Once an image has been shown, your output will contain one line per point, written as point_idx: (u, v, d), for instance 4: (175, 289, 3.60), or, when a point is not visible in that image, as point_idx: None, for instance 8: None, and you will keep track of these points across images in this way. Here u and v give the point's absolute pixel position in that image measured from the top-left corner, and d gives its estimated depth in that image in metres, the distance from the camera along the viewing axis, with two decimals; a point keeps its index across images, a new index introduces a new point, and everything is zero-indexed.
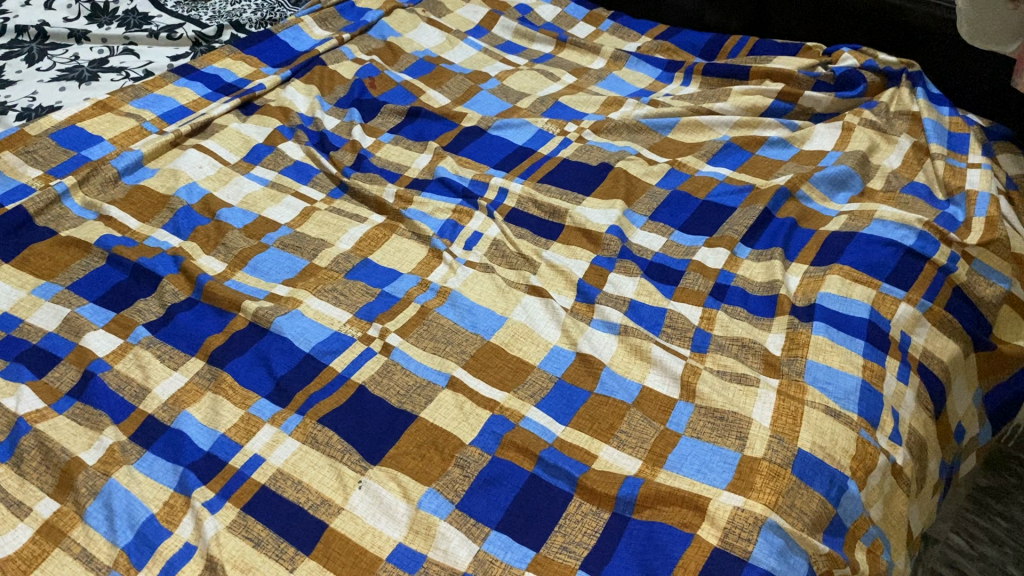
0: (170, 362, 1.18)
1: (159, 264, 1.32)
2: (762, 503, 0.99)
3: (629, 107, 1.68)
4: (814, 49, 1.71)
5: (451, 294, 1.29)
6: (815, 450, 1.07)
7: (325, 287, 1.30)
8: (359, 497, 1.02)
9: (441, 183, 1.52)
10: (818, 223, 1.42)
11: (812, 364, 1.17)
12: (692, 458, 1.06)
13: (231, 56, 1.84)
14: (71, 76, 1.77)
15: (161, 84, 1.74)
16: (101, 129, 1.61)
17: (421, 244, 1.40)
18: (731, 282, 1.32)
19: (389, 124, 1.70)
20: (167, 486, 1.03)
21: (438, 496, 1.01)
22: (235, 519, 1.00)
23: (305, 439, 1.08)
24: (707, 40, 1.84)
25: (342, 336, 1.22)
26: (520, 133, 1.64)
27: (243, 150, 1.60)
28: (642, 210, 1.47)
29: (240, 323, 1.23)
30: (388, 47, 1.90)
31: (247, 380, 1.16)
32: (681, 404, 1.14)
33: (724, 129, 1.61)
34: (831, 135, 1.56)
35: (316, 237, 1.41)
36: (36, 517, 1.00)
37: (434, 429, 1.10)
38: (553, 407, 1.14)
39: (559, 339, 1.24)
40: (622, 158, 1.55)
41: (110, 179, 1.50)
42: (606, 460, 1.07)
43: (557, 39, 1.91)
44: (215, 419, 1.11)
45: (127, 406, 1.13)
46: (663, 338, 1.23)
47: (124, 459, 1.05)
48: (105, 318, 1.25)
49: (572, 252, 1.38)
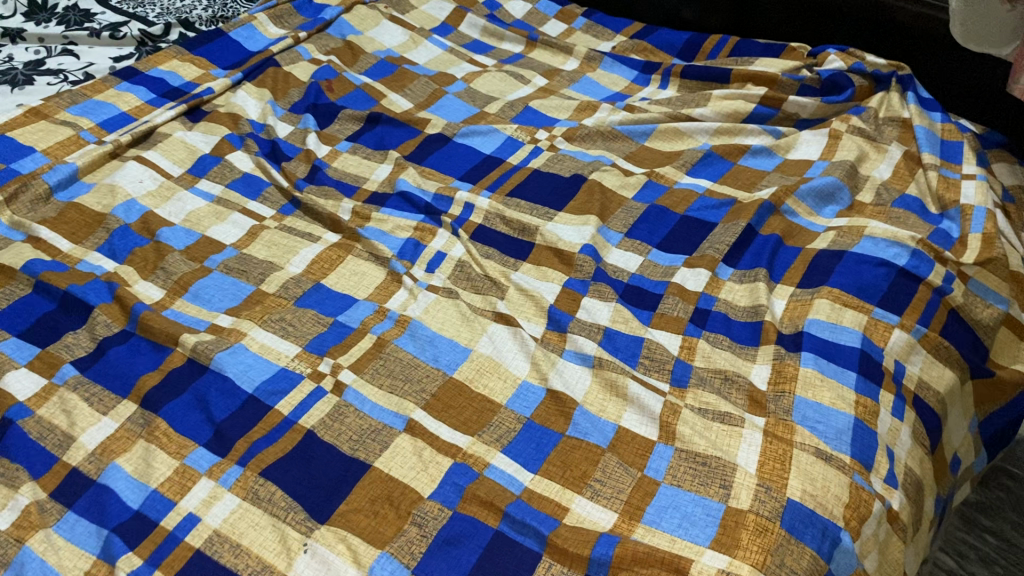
0: (99, 407, 1.07)
1: (90, 292, 1.21)
2: (749, 563, 0.90)
3: (603, 113, 1.58)
4: (798, 50, 1.61)
5: (411, 324, 1.20)
6: (805, 499, 0.98)
7: (272, 316, 1.19)
8: (304, 562, 0.91)
9: (401, 198, 1.42)
10: (804, 240, 1.32)
11: (800, 401, 1.08)
12: (672, 511, 0.97)
13: (178, 57, 1.72)
14: (4, 79, 1.64)
15: (100, 89, 1.62)
16: (33, 139, 1.49)
17: (379, 265, 1.30)
18: (712, 306, 1.22)
19: (347, 131, 1.59)
20: (89, 553, 0.92)
21: (393, 561, 0.92)
22: None
23: (246, 495, 0.97)
24: (685, 40, 1.74)
25: (290, 374, 1.11)
26: (488, 141, 1.54)
27: (187, 161, 1.48)
28: (617, 226, 1.37)
29: (178, 359, 1.12)
30: (347, 47, 1.78)
31: (184, 426, 1.04)
32: (660, 447, 1.04)
33: (703, 137, 1.53)
34: (817, 143, 1.47)
35: (263, 260, 1.30)
36: None
37: (388, 481, 1.00)
38: (519, 453, 1.04)
39: (528, 373, 1.14)
40: (596, 168, 1.45)
41: (40, 196, 1.38)
42: (578, 514, 0.97)
43: (527, 38, 1.80)
44: (146, 471, 0.99)
45: (49, 457, 1.01)
46: (641, 371, 1.13)
47: (42, 523, 0.94)
48: (28, 355, 1.14)
49: (543, 274, 1.29)
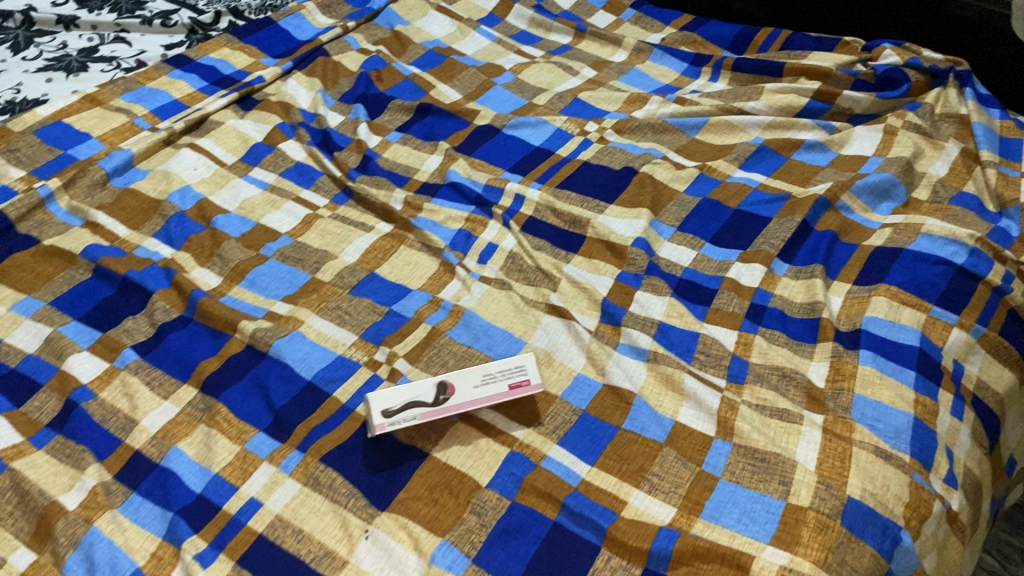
0: (160, 391, 1.08)
1: (149, 278, 1.22)
2: (810, 561, 0.90)
3: (653, 105, 1.57)
4: (852, 44, 1.59)
5: (465, 314, 1.20)
6: (865, 498, 0.97)
7: (329, 305, 1.21)
8: (366, 549, 0.92)
9: (452, 189, 1.42)
10: (860, 237, 1.32)
11: (858, 400, 1.07)
12: (731, 506, 0.96)
13: (229, 45, 1.73)
14: (58, 66, 1.66)
15: (153, 77, 1.63)
16: (89, 125, 1.51)
17: (432, 256, 1.31)
18: (768, 302, 1.21)
19: (397, 121, 1.59)
20: (154, 535, 0.93)
21: (453, 550, 0.92)
22: (228, 573, 0.90)
23: (307, 480, 0.98)
24: (736, 33, 1.72)
25: (347, 361, 1.12)
26: (537, 133, 1.54)
27: (240, 150, 1.49)
28: (669, 220, 1.36)
29: (237, 346, 1.13)
30: (395, 37, 1.79)
31: (244, 412, 1.05)
32: (717, 442, 1.04)
33: (755, 131, 1.51)
34: (872, 139, 1.45)
35: (318, 248, 1.31)
36: (9, 570, 0.90)
37: (447, 469, 1.00)
38: (576, 444, 1.04)
39: (584, 366, 1.14)
40: (647, 161, 1.44)
41: (97, 182, 1.40)
42: (636, 508, 0.97)
43: (575, 29, 1.79)
44: (208, 455, 1.01)
45: (112, 440, 1.03)
46: (697, 367, 1.13)
47: (108, 504, 0.96)
48: (90, 339, 1.15)
49: (595, 266, 1.28)
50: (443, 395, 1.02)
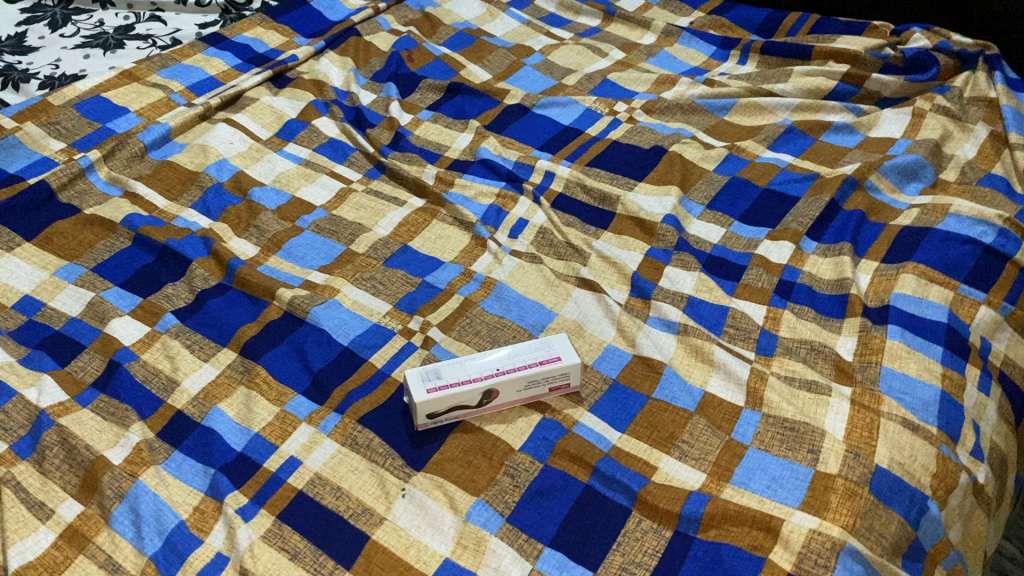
0: (200, 353, 1.11)
1: (188, 246, 1.25)
2: (839, 525, 0.91)
3: (683, 86, 1.59)
4: (880, 28, 1.60)
5: (497, 286, 1.22)
6: (893, 467, 0.98)
7: (364, 275, 1.23)
8: (402, 506, 0.95)
9: (483, 165, 1.44)
10: (888, 217, 1.32)
11: (887, 372, 1.08)
12: (760, 473, 0.98)
13: (262, 25, 1.76)
14: (95, 43, 1.69)
15: (189, 54, 1.66)
16: (127, 100, 1.53)
17: (463, 230, 1.33)
18: (796, 279, 1.23)
19: (428, 100, 1.61)
20: (197, 490, 0.96)
21: (488, 509, 0.94)
22: (270, 528, 0.92)
23: (344, 441, 1.01)
24: (765, 16, 1.74)
25: (382, 329, 1.15)
26: (566, 113, 1.55)
27: (275, 126, 1.52)
28: (698, 198, 1.37)
29: (275, 312, 1.16)
30: (426, 18, 1.81)
31: (283, 374, 1.08)
32: (746, 412, 1.05)
33: (784, 112, 1.53)
34: (900, 121, 1.46)
35: (353, 221, 1.34)
36: (58, 521, 0.93)
37: (480, 433, 1.03)
38: (607, 412, 1.06)
39: (614, 338, 1.16)
40: (676, 141, 1.46)
41: (136, 154, 1.43)
42: (666, 473, 0.99)
43: (604, 12, 1.81)
44: (248, 416, 1.03)
45: (154, 400, 1.05)
46: (726, 339, 1.14)
47: (152, 459, 0.98)
48: (131, 304, 1.18)
49: (624, 242, 1.30)
50: (487, 400, 1.02)
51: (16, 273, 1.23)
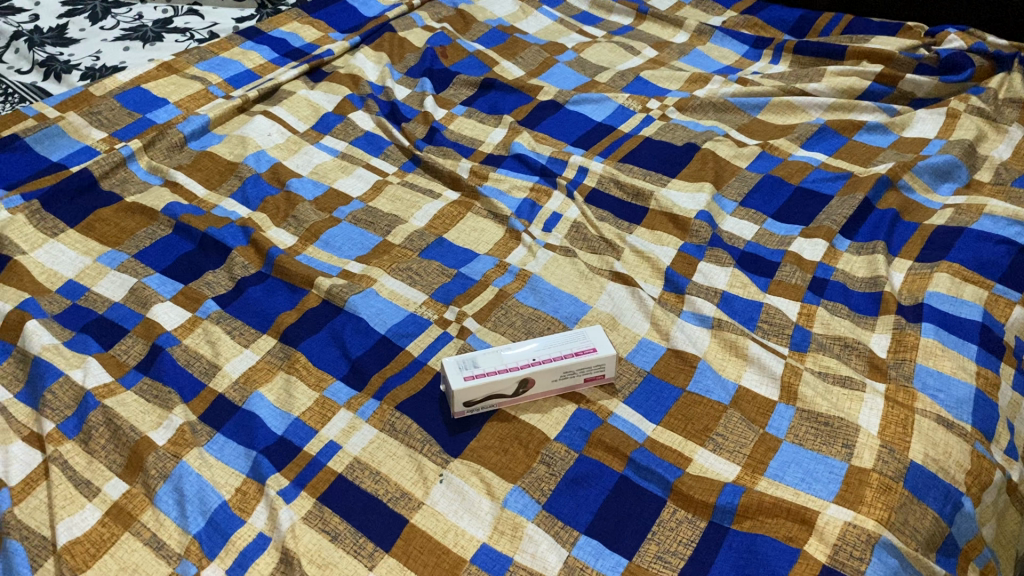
0: (240, 339, 1.13)
1: (227, 235, 1.27)
2: (874, 519, 0.91)
3: (715, 85, 1.60)
4: (915, 29, 1.61)
5: (531, 278, 1.23)
6: (927, 463, 0.98)
7: (400, 265, 1.25)
8: (440, 491, 0.96)
9: (516, 160, 1.46)
10: (922, 216, 1.32)
11: (920, 369, 1.09)
12: (795, 466, 0.98)
13: (299, 19, 1.78)
14: (135, 35, 1.71)
15: (226, 47, 1.68)
16: (166, 91, 1.56)
17: (498, 223, 1.34)
18: (830, 276, 1.23)
19: (461, 96, 1.63)
20: (239, 471, 0.98)
21: (524, 496, 0.96)
22: (310, 509, 0.94)
23: (383, 426, 1.02)
24: (798, 16, 1.74)
25: (418, 318, 1.16)
26: (599, 109, 1.56)
27: (311, 119, 1.54)
28: (732, 195, 1.38)
29: (313, 300, 1.18)
30: (459, 15, 1.83)
31: (322, 361, 1.10)
32: (781, 406, 1.06)
33: (817, 111, 1.53)
34: (933, 122, 1.46)
35: (389, 213, 1.35)
36: (104, 498, 0.95)
37: (516, 421, 1.04)
38: (641, 403, 1.07)
39: (648, 331, 1.16)
40: (709, 138, 1.47)
41: (176, 144, 1.45)
42: (701, 465, 0.99)
43: (637, 11, 1.82)
44: (288, 401, 1.05)
45: (197, 383, 1.07)
46: (759, 334, 1.15)
47: (195, 441, 1.00)
48: (172, 290, 1.20)
49: (657, 237, 1.31)
50: (523, 389, 1.03)
51: (59, 258, 1.25)
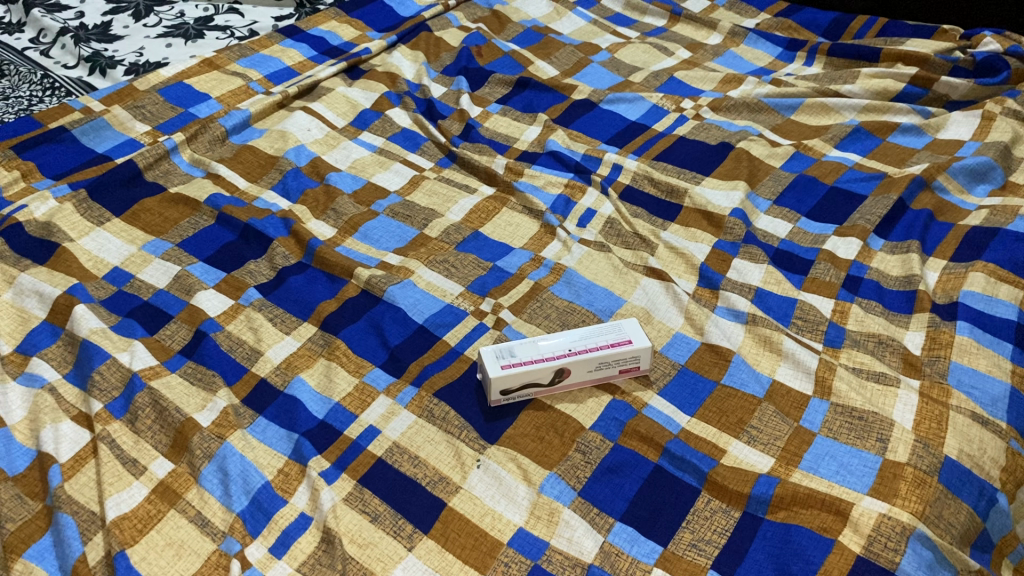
0: (282, 327, 1.15)
1: (269, 226, 1.30)
2: (908, 512, 0.91)
3: (749, 86, 1.61)
4: (950, 33, 1.61)
5: (566, 272, 1.25)
6: (963, 458, 0.98)
7: (437, 257, 1.27)
8: (477, 477, 0.98)
9: (551, 157, 1.47)
10: (956, 217, 1.33)
11: (955, 366, 1.09)
12: (829, 459, 0.99)
13: (337, 19, 1.81)
14: (177, 33, 1.74)
15: (266, 44, 1.71)
16: (208, 87, 1.59)
17: (533, 218, 1.36)
18: (864, 274, 1.23)
19: (497, 94, 1.65)
20: (282, 453, 1.00)
21: (561, 482, 0.97)
22: (351, 491, 0.96)
23: (421, 413, 1.04)
24: (832, 19, 1.75)
25: (455, 309, 1.18)
26: (633, 108, 1.58)
27: (349, 115, 1.57)
28: (766, 194, 1.39)
29: (353, 290, 1.21)
30: (495, 16, 1.85)
31: (361, 349, 1.13)
32: (815, 401, 1.06)
33: (851, 113, 1.53)
34: (968, 124, 1.46)
35: (425, 207, 1.38)
36: (150, 477, 0.97)
37: (552, 410, 1.05)
38: (676, 396, 1.08)
39: (682, 325, 1.18)
40: (743, 138, 1.48)
41: (218, 137, 1.48)
42: (736, 456, 1.00)
43: (671, 12, 1.84)
44: (329, 386, 1.08)
45: (239, 368, 1.10)
46: (794, 331, 1.16)
47: (238, 423, 1.02)
48: (215, 278, 1.23)
49: (691, 234, 1.32)
50: (559, 378, 1.05)
51: (106, 246, 1.28)
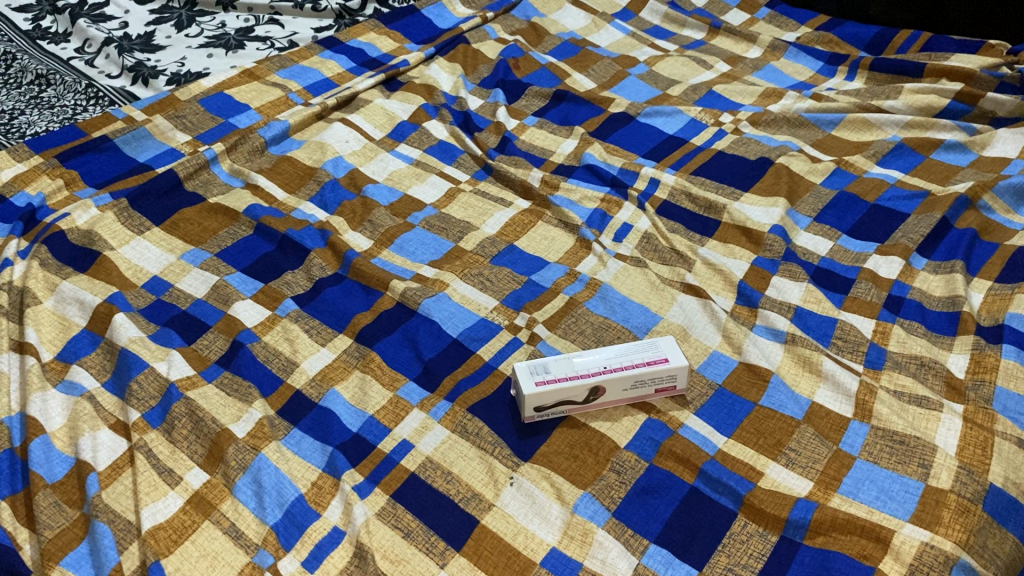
0: (318, 338, 1.16)
1: (306, 237, 1.31)
2: (952, 540, 0.89)
3: (790, 100, 1.60)
4: (996, 48, 1.58)
5: (602, 287, 1.24)
6: (1008, 486, 0.96)
7: (472, 271, 1.27)
8: (510, 494, 0.97)
9: (588, 170, 1.47)
10: (1002, 237, 1.30)
11: (1001, 392, 1.06)
12: (869, 484, 0.97)
13: (375, 30, 1.82)
14: (218, 43, 1.76)
15: (306, 55, 1.73)
16: (248, 97, 1.61)
17: (568, 232, 1.35)
18: (906, 294, 1.21)
19: (533, 107, 1.65)
20: (315, 466, 1.00)
21: (595, 502, 0.96)
22: (384, 506, 0.96)
23: (454, 428, 1.04)
24: (874, 34, 1.73)
25: (489, 323, 1.18)
26: (671, 122, 1.57)
27: (387, 126, 1.58)
28: (806, 210, 1.37)
29: (388, 302, 1.21)
30: (532, 28, 1.85)
31: (396, 362, 1.13)
32: (855, 424, 1.04)
33: (893, 129, 1.51)
34: (1015, 141, 1.43)
35: (461, 220, 1.38)
36: (186, 487, 0.98)
37: (586, 429, 1.04)
38: (712, 416, 1.07)
39: (719, 344, 1.16)
40: (783, 153, 1.46)
41: (257, 148, 1.50)
42: (773, 479, 0.98)
43: (709, 25, 1.83)
44: (363, 399, 1.08)
45: (275, 379, 1.11)
46: (834, 351, 1.14)
47: (273, 435, 1.02)
48: (252, 288, 1.24)
49: (729, 251, 1.30)
50: (594, 396, 1.04)
51: (145, 255, 1.30)
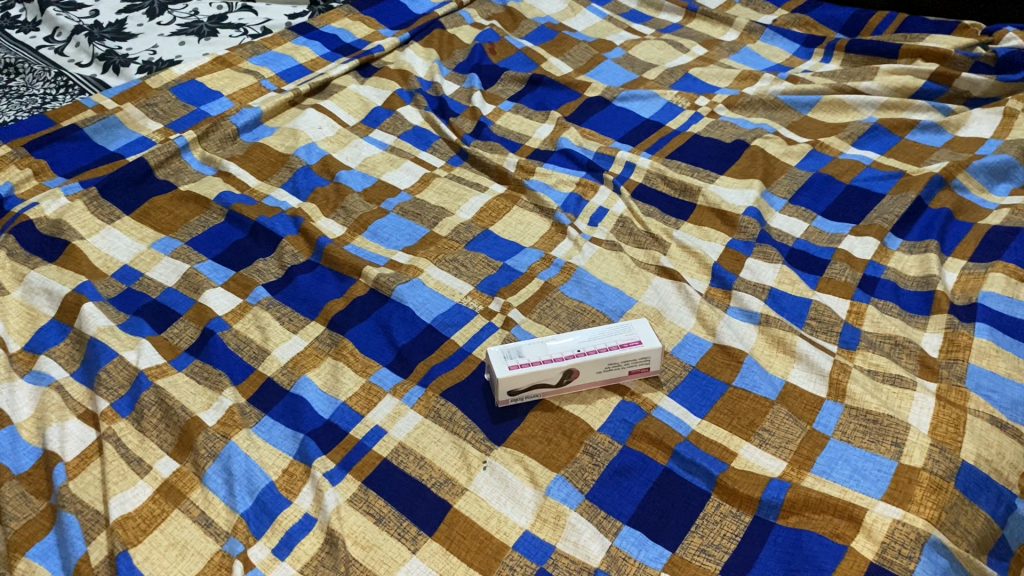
0: (289, 326, 1.15)
1: (278, 224, 1.29)
2: (923, 518, 0.89)
3: (766, 82, 1.59)
4: (971, 28, 1.58)
5: (576, 271, 1.23)
6: (980, 464, 0.96)
7: (446, 256, 1.26)
8: (483, 478, 0.97)
9: (563, 155, 1.46)
10: (976, 216, 1.30)
11: (974, 370, 1.06)
12: (843, 463, 0.96)
13: (350, 16, 1.81)
14: (191, 30, 1.74)
15: (279, 42, 1.71)
16: (220, 85, 1.59)
17: (544, 217, 1.35)
18: (881, 275, 1.21)
19: (509, 92, 1.64)
20: (286, 453, 0.99)
21: (568, 485, 0.96)
22: (355, 492, 0.95)
23: (427, 413, 1.03)
24: (850, 15, 1.72)
25: (463, 309, 1.17)
26: (647, 106, 1.56)
27: (361, 113, 1.57)
28: (781, 192, 1.37)
29: (361, 289, 1.20)
30: (508, 13, 1.84)
31: (369, 348, 1.12)
32: (829, 404, 1.04)
33: (869, 110, 1.51)
34: (990, 121, 1.43)
35: (436, 205, 1.37)
36: (155, 476, 0.97)
37: (560, 413, 1.04)
38: (686, 397, 1.06)
39: (694, 326, 1.16)
40: (759, 136, 1.46)
41: (229, 135, 1.48)
42: (746, 459, 0.98)
43: (686, 9, 1.82)
44: (335, 386, 1.07)
45: (246, 366, 1.10)
46: (808, 332, 1.13)
47: (244, 423, 1.01)
48: (224, 276, 1.23)
49: (705, 234, 1.30)
50: (567, 378, 1.03)
51: (116, 244, 1.28)
